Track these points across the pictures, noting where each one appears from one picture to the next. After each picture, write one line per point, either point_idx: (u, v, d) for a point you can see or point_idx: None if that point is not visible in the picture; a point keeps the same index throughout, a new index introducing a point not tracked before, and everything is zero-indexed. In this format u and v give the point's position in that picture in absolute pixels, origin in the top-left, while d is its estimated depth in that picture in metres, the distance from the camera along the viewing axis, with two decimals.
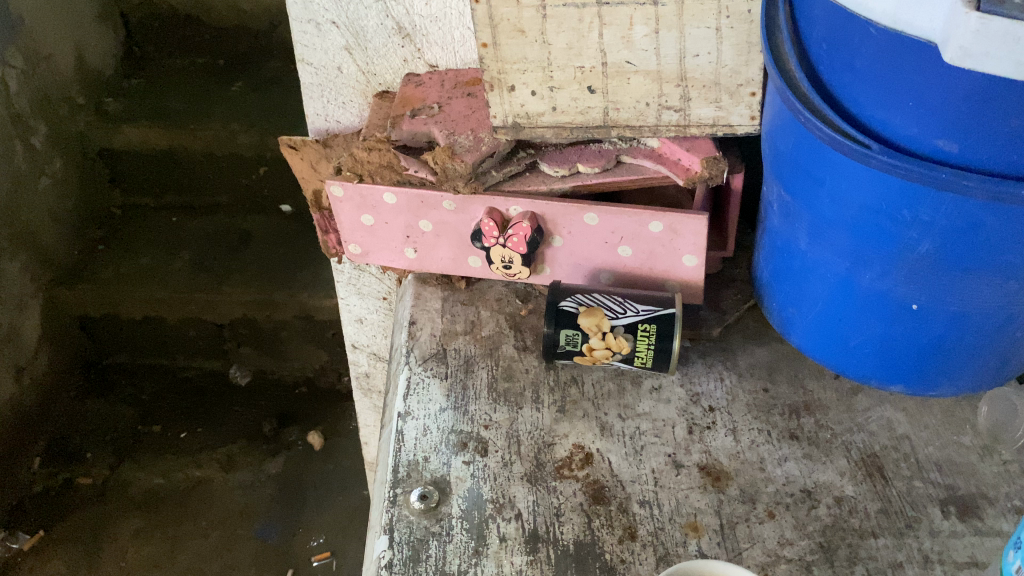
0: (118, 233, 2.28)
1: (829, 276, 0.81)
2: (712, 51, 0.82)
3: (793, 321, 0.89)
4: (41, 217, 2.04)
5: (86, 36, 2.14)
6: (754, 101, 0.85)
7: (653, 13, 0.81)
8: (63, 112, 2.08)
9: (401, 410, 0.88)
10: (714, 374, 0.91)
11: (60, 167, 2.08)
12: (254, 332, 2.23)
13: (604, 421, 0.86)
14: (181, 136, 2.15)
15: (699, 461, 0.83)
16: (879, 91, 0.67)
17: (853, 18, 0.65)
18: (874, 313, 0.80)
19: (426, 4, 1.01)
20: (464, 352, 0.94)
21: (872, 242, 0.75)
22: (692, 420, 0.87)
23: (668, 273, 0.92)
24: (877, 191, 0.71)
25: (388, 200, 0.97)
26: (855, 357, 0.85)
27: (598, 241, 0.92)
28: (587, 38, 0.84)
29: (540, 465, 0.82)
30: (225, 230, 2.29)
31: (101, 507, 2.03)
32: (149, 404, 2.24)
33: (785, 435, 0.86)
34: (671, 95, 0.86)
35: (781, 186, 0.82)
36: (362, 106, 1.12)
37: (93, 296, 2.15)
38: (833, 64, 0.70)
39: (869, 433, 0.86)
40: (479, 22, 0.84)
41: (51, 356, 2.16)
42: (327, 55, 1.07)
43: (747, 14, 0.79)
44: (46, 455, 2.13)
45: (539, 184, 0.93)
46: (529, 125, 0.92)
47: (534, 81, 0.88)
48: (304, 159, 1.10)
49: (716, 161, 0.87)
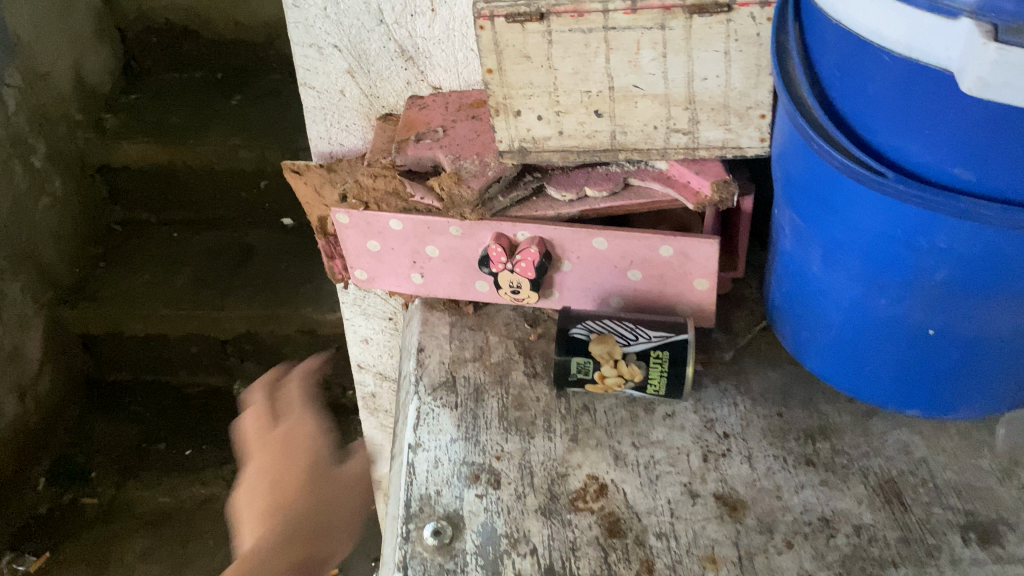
0: (119, 251, 2.27)
1: (844, 301, 0.80)
2: (720, 75, 0.81)
3: (807, 344, 0.88)
4: (42, 236, 2.03)
5: (84, 53, 2.13)
6: (764, 124, 0.84)
7: (660, 37, 0.79)
8: (63, 130, 2.07)
9: (412, 442, 0.87)
10: (728, 400, 0.90)
11: (60, 186, 2.07)
12: (257, 347, 2.22)
13: (618, 450, 0.85)
14: (181, 152, 2.14)
15: (715, 490, 0.82)
16: (893, 119, 0.65)
17: (865, 45, 0.64)
18: (889, 338, 0.79)
19: (429, 27, 1.01)
20: (474, 380, 0.93)
21: (888, 268, 0.74)
22: (707, 448, 0.86)
23: (679, 297, 0.91)
24: (892, 218, 0.70)
25: (394, 227, 0.96)
26: (870, 380, 0.84)
27: (608, 265, 0.91)
28: (593, 63, 0.82)
29: (554, 497, 0.82)
30: (226, 245, 2.27)
31: (107, 527, 2.02)
32: (152, 421, 2.23)
33: (801, 462, 0.85)
34: (680, 118, 0.85)
35: (793, 210, 0.81)
36: (365, 129, 1.11)
37: (94, 315, 2.15)
38: (845, 90, 0.68)
39: (885, 458, 0.85)
40: (484, 49, 0.83)
41: (54, 375, 2.15)
42: (330, 79, 1.07)
43: (756, 37, 0.78)
44: (50, 475, 2.12)
45: (546, 209, 0.92)
46: (535, 150, 0.91)
47: (540, 106, 0.87)
48: (308, 184, 1.09)
49: (727, 184, 0.86)
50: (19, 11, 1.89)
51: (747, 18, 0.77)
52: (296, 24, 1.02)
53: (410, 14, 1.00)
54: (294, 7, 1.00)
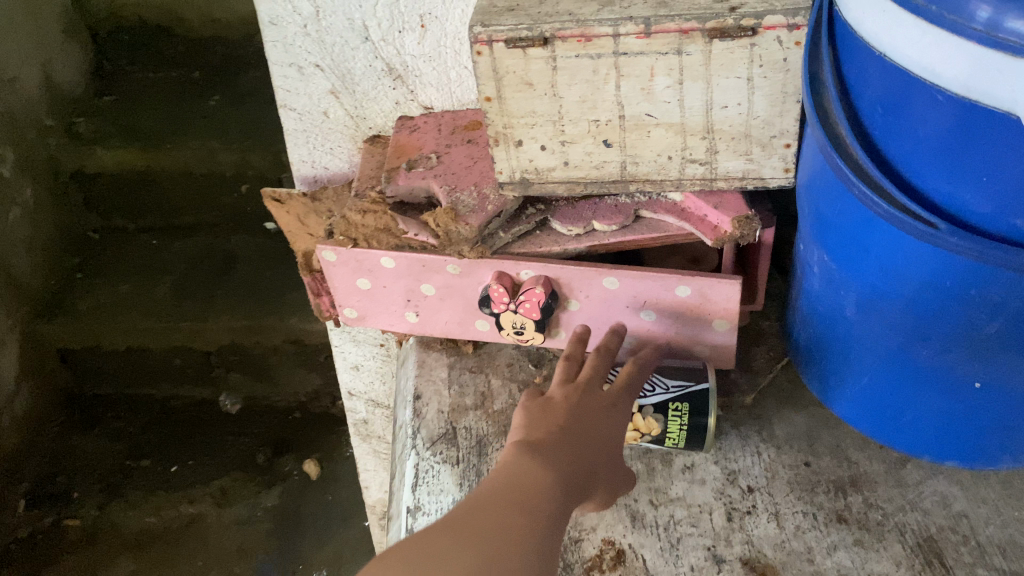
0: (95, 260, 2.17)
1: (880, 349, 0.74)
2: (742, 102, 0.74)
3: (836, 389, 0.82)
4: (13, 249, 1.93)
5: (52, 54, 2.01)
6: (789, 153, 0.77)
7: (677, 63, 0.71)
8: (32, 136, 1.97)
9: (411, 505, 0.82)
10: (751, 448, 0.84)
11: (31, 195, 1.98)
12: (244, 359, 2.13)
13: (635, 509, 0.80)
14: (158, 156, 2.03)
15: (741, 554, 0.76)
16: (946, 163, 0.59)
17: (916, 82, 0.57)
18: (930, 389, 0.73)
19: (418, 44, 0.93)
20: (477, 432, 0.88)
21: (931, 319, 0.67)
22: (730, 504, 0.80)
23: (697, 337, 0.85)
24: (940, 269, 0.63)
25: (386, 264, 0.89)
26: (907, 430, 0.78)
27: (619, 305, 0.85)
28: (602, 90, 0.75)
29: (568, 566, 0.77)
30: (207, 253, 2.16)
31: (91, 550, 1.95)
32: (137, 437, 2.13)
33: (832, 518, 0.78)
34: (696, 147, 0.78)
35: (824, 252, 0.74)
36: (351, 151, 1.04)
37: (72, 330, 2.06)
38: (889, 128, 0.62)
39: (923, 512, 0.78)
40: (482, 76, 0.75)
41: (31, 391, 2.07)
42: (312, 100, 1.00)
43: (783, 63, 0.70)
44: (31, 496, 2.03)
45: (552, 245, 0.85)
46: (538, 181, 0.84)
47: (544, 135, 0.80)
48: (291, 213, 1.03)
49: (749, 221, 0.79)
50: None
51: (773, 42, 0.69)
52: (274, 42, 0.94)
53: (398, 30, 0.92)
54: (271, 25, 0.92)
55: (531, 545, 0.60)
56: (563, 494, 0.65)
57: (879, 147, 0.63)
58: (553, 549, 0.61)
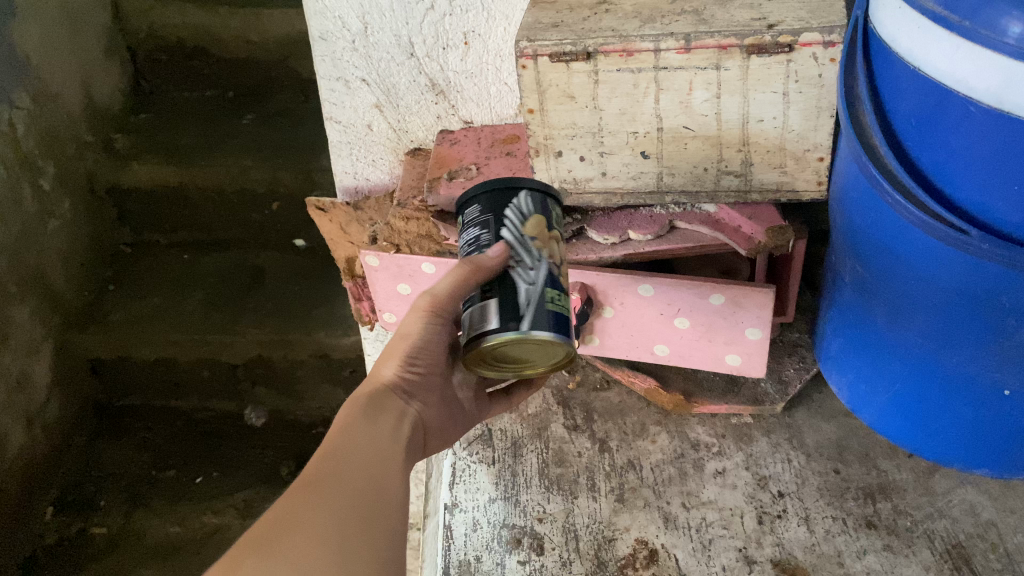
0: (128, 273, 2.12)
1: (909, 357, 0.76)
2: (778, 116, 0.76)
3: (866, 398, 0.85)
4: (49, 260, 1.90)
5: (94, 70, 2.00)
6: (822, 166, 0.79)
7: (715, 78, 0.74)
8: (70, 151, 1.94)
9: (449, 502, 0.88)
10: (781, 455, 0.88)
11: (69, 209, 1.95)
12: (269, 372, 2.05)
13: (667, 511, 0.84)
14: (192, 172, 1.98)
15: (772, 556, 0.79)
16: (979, 175, 0.61)
17: (950, 95, 0.60)
18: (960, 396, 0.75)
19: (461, 60, 0.97)
20: (512, 434, 0.94)
21: (962, 327, 0.69)
22: (761, 508, 0.83)
23: (728, 345, 0.88)
24: (969, 277, 0.65)
25: (426, 270, 0.96)
26: (936, 438, 0.80)
27: (653, 312, 0.88)
28: (642, 104, 0.78)
29: (602, 564, 0.80)
30: (237, 268, 2.10)
31: (115, 559, 1.91)
32: (162, 447, 2.09)
33: (862, 523, 0.81)
34: (732, 160, 0.81)
35: (856, 261, 0.77)
36: (392, 163, 1.10)
37: (104, 342, 2.00)
38: (923, 140, 0.64)
39: (951, 520, 0.80)
40: (526, 88, 0.78)
41: (62, 401, 2.02)
42: (357, 113, 1.05)
43: (818, 79, 0.73)
44: (59, 504, 2.00)
45: (588, 252, 0.88)
46: (576, 190, 0.87)
47: (583, 146, 0.83)
48: (333, 221, 1.12)
49: (783, 231, 0.82)
50: (28, 29, 1.78)
51: (809, 58, 0.71)
52: (323, 57, 0.99)
53: (443, 47, 0.96)
54: (321, 40, 0.97)
55: (373, 507, 0.62)
56: (401, 467, 0.67)
57: (912, 159, 0.66)
58: (390, 502, 0.63)
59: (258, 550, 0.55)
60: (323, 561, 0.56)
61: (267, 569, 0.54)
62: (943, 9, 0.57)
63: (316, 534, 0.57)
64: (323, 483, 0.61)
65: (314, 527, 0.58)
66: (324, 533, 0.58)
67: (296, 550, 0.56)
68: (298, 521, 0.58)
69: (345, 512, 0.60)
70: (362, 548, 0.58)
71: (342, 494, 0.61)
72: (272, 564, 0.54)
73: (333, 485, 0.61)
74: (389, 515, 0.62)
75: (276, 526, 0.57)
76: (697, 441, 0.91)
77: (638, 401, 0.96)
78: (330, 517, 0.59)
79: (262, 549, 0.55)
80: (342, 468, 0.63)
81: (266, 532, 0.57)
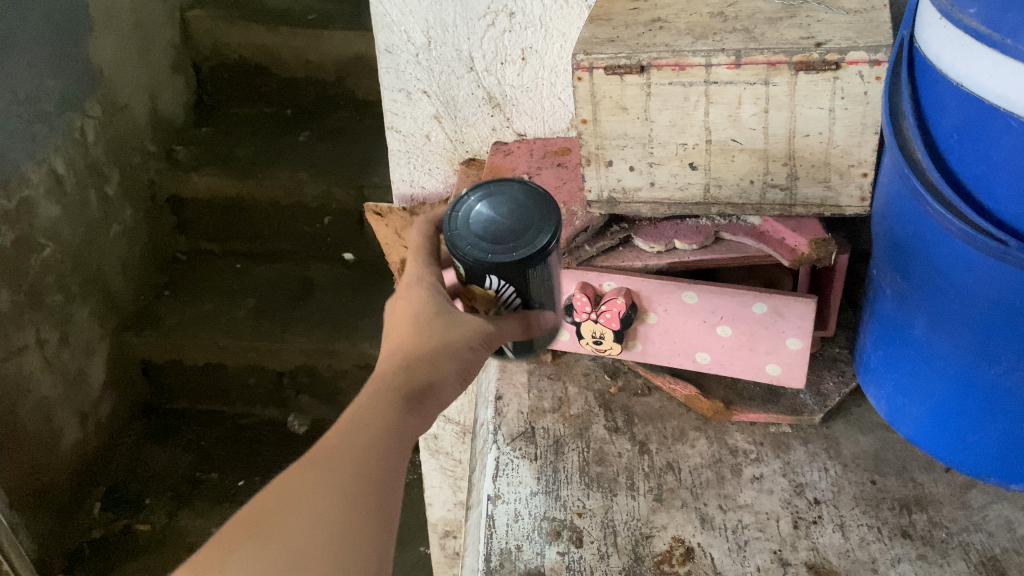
0: (183, 278, 2.20)
1: (949, 369, 0.78)
2: (823, 131, 0.79)
3: (904, 410, 0.86)
4: (111, 263, 1.97)
5: (159, 84, 2.09)
6: (865, 183, 0.82)
7: (763, 93, 0.77)
8: (135, 161, 2.03)
9: (492, 493, 0.91)
10: (818, 464, 0.90)
11: (130, 215, 2.02)
12: (313, 381, 2.11)
13: (704, 513, 0.86)
14: (248, 186, 2.06)
15: (807, 559, 0.80)
16: (1017, 188, 0.64)
17: (993, 110, 0.62)
18: (998, 408, 0.76)
19: (518, 75, 1.02)
20: (554, 432, 0.97)
21: (1002, 338, 0.70)
22: (797, 513, 0.85)
23: (768, 354, 0.90)
24: (1009, 287, 0.66)
25: None
26: (974, 451, 0.82)
27: (696, 320, 0.91)
28: (692, 116, 0.81)
29: (638, 559, 0.82)
30: (288, 278, 2.17)
31: (156, 555, 1.95)
32: (207, 451, 2.15)
33: (897, 533, 0.82)
34: (777, 173, 0.83)
35: (897, 274, 0.79)
36: (447, 173, 1.15)
37: (158, 344, 2.06)
38: (963, 153, 0.67)
39: (987, 534, 0.81)
40: (581, 99, 0.82)
41: (115, 400, 2.08)
42: (416, 123, 1.10)
43: (864, 96, 0.75)
44: (106, 500, 2.05)
45: (634, 260, 0.92)
46: (624, 201, 0.90)
47: (633, 157, 0.86)
48: (389, 227, 1.17)
49: (826, 243, 0.85)
50: (103, 43, 1.87)
51: (855, 76, 0.74)
52: (388, 70, 1.05)
53: (501, 62, 1.01)
54: (386, 52, 1.03)
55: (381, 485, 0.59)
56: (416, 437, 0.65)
57: (953, 171, 0.69)
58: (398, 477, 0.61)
59: (249, 536, 0.54)
60: (319, 547, 0.55)
61: (259, 557, 0.54)
62: (986, 28, 0.59)
63: (316, 512, 0.56)
64: (326, 462, 0.59)
65: (300, 510, 0.56)
66: (316, 513, 0.56)
67: (290, 536, 0.55)
68: (296, 502, 0.56)
69: (345, 492, 0.57)
70: (365, 529, 0.57)
71: (346, 471, 0.59)
72: (263, 554, 0.54)
73: (331, 466, 0.59)
74: (394, 495, 0.60)
75: (269, 511, 0.56)
76: (735, 447, 0.93)
77: (678, 407, 0.99)
78: (331, 496, 0.57)
79: (254, 534, 0.55)
80: (353, 440, 0.61)
81: (261, 514, 0.56)
